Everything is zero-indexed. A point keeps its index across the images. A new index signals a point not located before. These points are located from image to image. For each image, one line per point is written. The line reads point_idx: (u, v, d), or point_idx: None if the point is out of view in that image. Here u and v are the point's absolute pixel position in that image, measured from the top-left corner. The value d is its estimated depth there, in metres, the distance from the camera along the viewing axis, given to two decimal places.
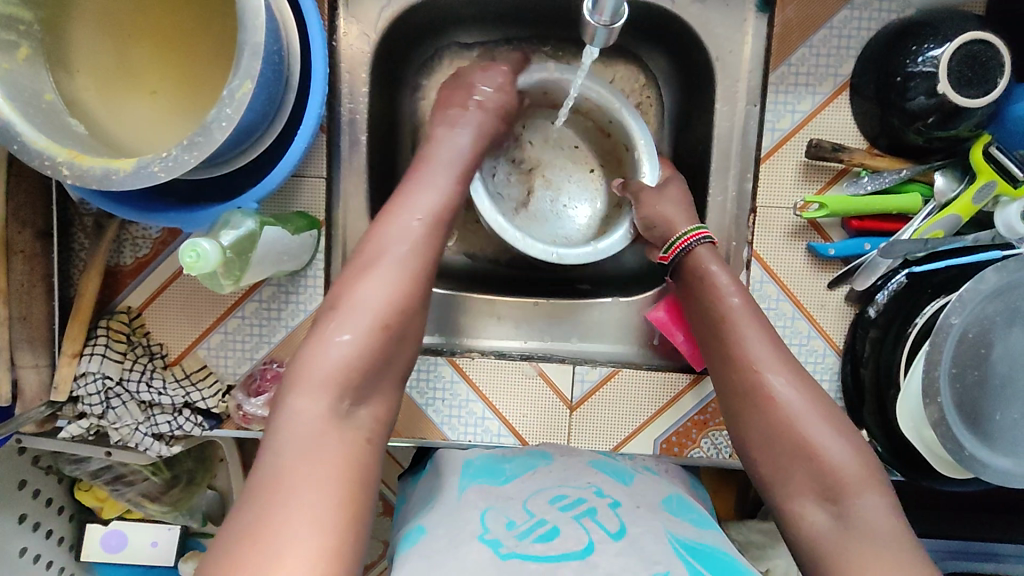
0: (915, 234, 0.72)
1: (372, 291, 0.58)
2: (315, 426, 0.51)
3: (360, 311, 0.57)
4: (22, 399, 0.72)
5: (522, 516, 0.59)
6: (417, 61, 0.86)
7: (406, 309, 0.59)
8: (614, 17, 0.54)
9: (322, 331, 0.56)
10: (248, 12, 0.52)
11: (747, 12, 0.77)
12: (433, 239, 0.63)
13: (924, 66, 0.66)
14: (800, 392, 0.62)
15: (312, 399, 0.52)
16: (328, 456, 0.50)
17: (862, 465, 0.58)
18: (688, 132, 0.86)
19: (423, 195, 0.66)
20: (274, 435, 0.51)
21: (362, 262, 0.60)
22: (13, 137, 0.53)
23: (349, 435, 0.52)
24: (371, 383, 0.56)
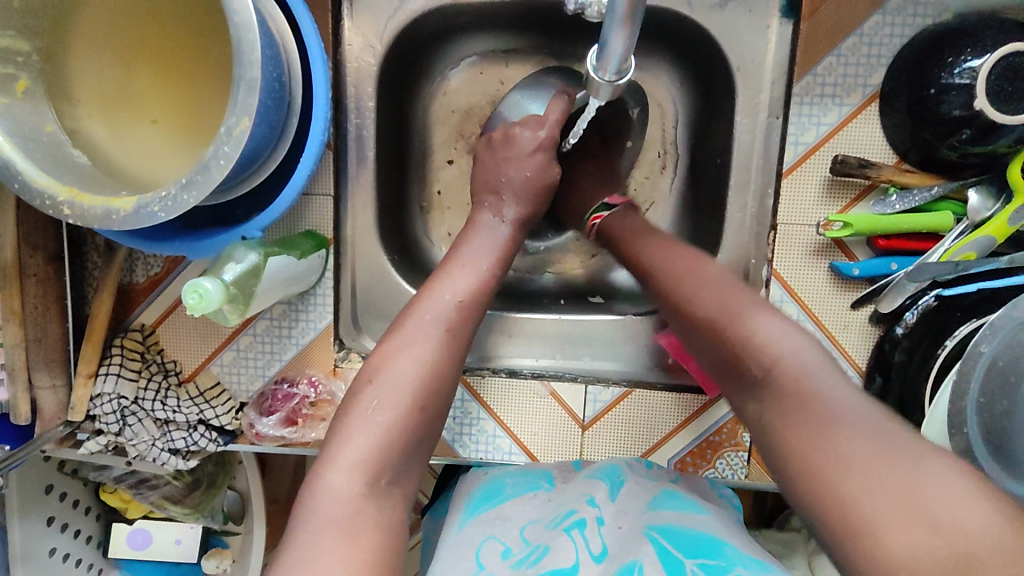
0: (945, 255, 0.69)
1: (408, 368, 0.57)
2: (347, 506, 0.51)
3: (395, 388, 0.56)
4: (41, 418, 0.73)
5: (519, 544, 0.61)
6: (426, 72, 0.84)
7: (445, 377, 0.59)
8: (619, 74, 0.52)
9: (357, 410, 0.55)
10: (243, 47, 0.50)
11: (771, 18, 0.73)
12: (470, 319, 0.63)
13: (960, 78, 0.62)
14: (721, 282, 0.61)
15: (348, 477, 0.52)
16: (369, 541, 0.50)
17: (789, 335, 0.53)
18: (706, 141, 0.83)
19: (461, 275, 0.65)
20: (308, 514, 0.51)
21: (399, 339, 0.59)
22: (14, 176, 0.53)
23: (385, 516, 0.52)
24: (405, 465, 0.55)
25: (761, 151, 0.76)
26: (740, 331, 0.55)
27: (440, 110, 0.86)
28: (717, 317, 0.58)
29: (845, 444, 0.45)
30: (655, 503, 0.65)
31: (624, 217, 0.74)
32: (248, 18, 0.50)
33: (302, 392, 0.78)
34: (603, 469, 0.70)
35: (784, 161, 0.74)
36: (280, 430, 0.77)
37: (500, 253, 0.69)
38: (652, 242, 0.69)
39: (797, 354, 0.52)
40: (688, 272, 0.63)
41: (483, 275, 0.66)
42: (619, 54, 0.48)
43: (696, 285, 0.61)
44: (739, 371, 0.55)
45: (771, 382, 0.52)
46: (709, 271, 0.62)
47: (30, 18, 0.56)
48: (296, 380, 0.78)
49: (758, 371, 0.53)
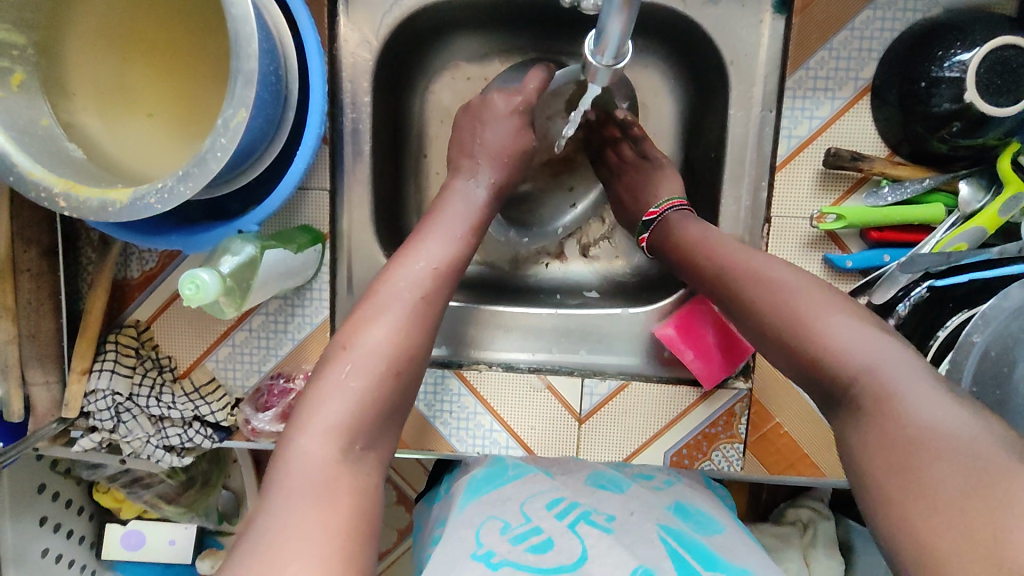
0: (936, 246, 0.69)
1: (381, 336, 0.57)
2: (322, 470, 0.50)
3: (368, 356, 0.56)
4: (34, 415, 0.72)
5: (518, 520, 0.61)
6: (421, 67, 0.84)
7: (417, 344, 0.59)
8: (616, 58, 0.51)
9: (329, 375, 0.55)
10: (240, 39, 0.50)
11: (764, 13, 0.74)
12: (445, 286, 0.63)
13: (951, 71, 0.63)
14: (857, 327, 0.52)
15: (321, 443, 0.51)
16: (341, 502, 0.49)
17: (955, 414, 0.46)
18: (700, 136, 0.83)
19: (436, 241, 0.65)
20: (283, 478, 0.50)
21: (373, 305, 0.59)
22: (10, 168, 0.52)
23: (359, 480, 0.51)
24: (378, 430, 0.55)
25: (755, 145, 0.76)
26: (893, 382, 0.48)
27: (434, 105, 0.86)
28: (787, 326, 0.55)
29: (899, 423, 0.47)
30: (663, 508, 0.65)
31: (676, 224, 0.71)
32: (246, 10, 0.50)
33: (298, 387, 0.78)
34: (601, 476, 0.71)
35: (777, 154, 0.74)
36: (276, 425, 0.77)
37: (475, 221, 0.69)
38: (731, 250, 0.63)
39: (886, 362, 0.50)
40: (817, 313, 0.54)
41: (458, 244, 0.66)
42: (618, 36, 0.48)
43: (755, 288, 0.59)
44: (816, 379, 0.53)
45: (854, 391, 0.50)
46: (773, 263, 0.60)
47: (26, 11, 0.56)
48: (293, 375, 0.78)
49: (837, 382, 0.51)
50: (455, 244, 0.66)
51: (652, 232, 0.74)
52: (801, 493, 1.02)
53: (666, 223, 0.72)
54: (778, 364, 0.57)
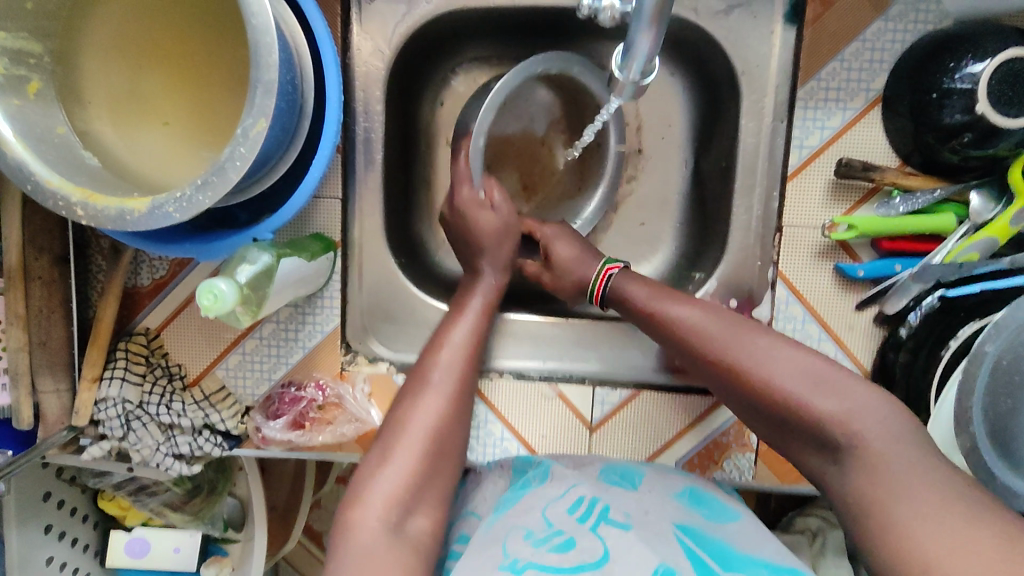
0: (947, 257, 0.70)
1: (420, 416, 0.63)
2: (373, 538, 0.54)
3: (409, 434, 0.61)
4: (44, 423, 0.72)
5: (542, 525, 0.59)
6: (432, 75, 0.84)
7: (449, 425, 0.64)
8: (642, 75, 0.53)
9: (375, 456, 0.60)
10: (260, 49, 0.50)
11: (775, 23, 0.74)
12: (469, 374, 0.69)
13: (961, 82, 0.63)
14: (779, 354, 0.57)
15: (371, 514, 0.55)
16: (394, 563, 0.52)
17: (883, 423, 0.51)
18: (711, 145, 0.84)
19: (460, 325, 0.71)
20: (339, 550, 0.53)
21: (408, 393, 0.65)
22: (27, 176, 0.52)
23: (408, 544, 0.55)
24: (422, 497, 0.59)
25: (766, 155, 0.77)
26: (822, 408, 0.53)
27: (445, 114, 0.87)
28: (786, 387, 0.55)
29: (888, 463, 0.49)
30: (673, 498, 0.65)
31: (626, 284, 0.71)
32: (266, 21, 0.50)
33: (309, 395, 0.77)
34: (617, 469, 0.70)
35: (788, 164, 0.75)
36: (287, 434, 0.76)
37: (491, 296, 0.75)
38: (679, 307, 0.65)
39: (880, 420, 0.51)
40: (737, 341, 0.59)
41: (479, 317, 0.72)
42: (645, 53, 0.50)
43: (745, 348, 0.58)
44: (816, 438, 0.53)
45: (853, 449, 0.51)
46: (755, 330, 0.60)
47: (43, 19, 0.56)
48: (303, 383, 0.78)
49: (839, 439, 0.52)
50: (480, 316, 0.72)
51: (600, 296, 0.73)
52: (809, 500, 1.03)
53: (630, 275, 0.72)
54: (770, 423, 0.57)
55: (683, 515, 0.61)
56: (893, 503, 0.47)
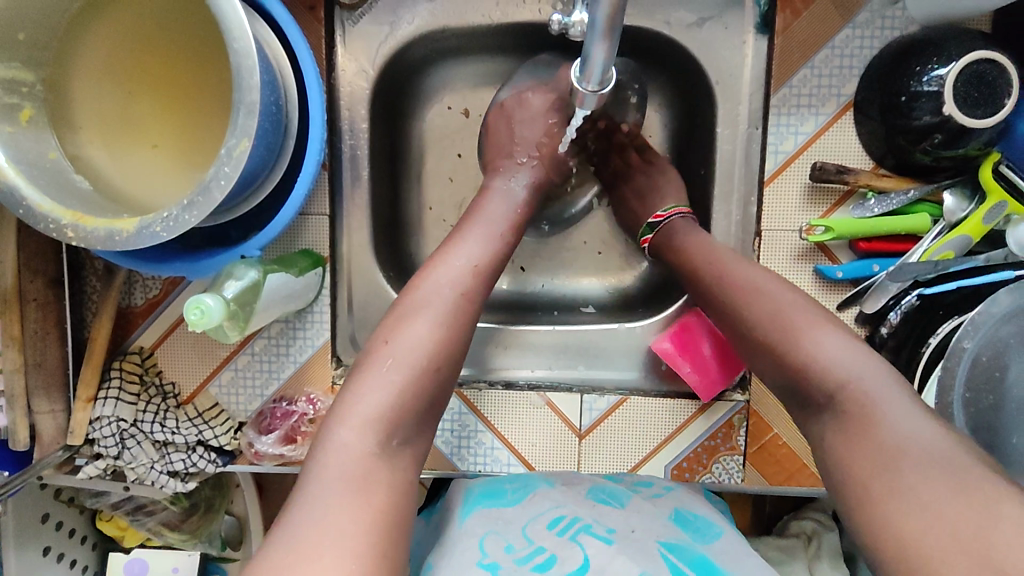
0: (925, 255, 0.71)
1: (422, 333, 0.58)
2: (357, 465, 0.51)
3: (409, 349, 0.57)
4: (40, 443, 0.73)
5: (522, 541, 0.61)
6: (417, 93, 0.86)
7: (453, 349, 0.59)
8: (601, 84, 0.54)
9: (373, 365, 0.56)
10: (242, 72, 0.52)
11: (747, 33, 0.77)
12: (483, 287, 0.63)
13: (929, 85, 0.65)
14: (807, 311, 0.58)
15: (359, 436, 0.52)
16: (378, 496, 0.51)
17: (889, 386, 0.52)
18: (690, 153, 0.85)
19: (475, 240, 0.65)
20: (319, 468, 0.52)
21: (412, 302, 0.60)
22: (19, 201, 0.54)
23: (394, 476, 0.53)
24: (416, 425, 0.56)
25: (742, 161, 0.78)
26: (832, 362, 0.54)
27: (430, 130, 0.88)
28: (772, 333, 0.58)
29: (881, 441, 0.50)
30: (664, 519, 0.65)
31: (680, 231, 0.73)
32: (247, 44, 0.52)
33: (301, 409, 0.78)
34: (604, 489, 0.70)
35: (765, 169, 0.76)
36: (280, 448, 0.77)
37: (512, 223, 0.70)
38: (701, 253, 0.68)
39: (862, 372, 0.53)
40: (770, 290, 0.61)
41: (500, 237, 0.67)
42: (601, 65, 0.51)
43: (772, 295, 0.60)
44: (803, 392, 0.56)
45: (835, 406, 0.53)
46: (762, 271, 0.63)
47: (34, 49, 0.58)
48: (294, 398, 0.79)
49: (821, 396, 0.54)
50: (503, 236, 0.68)
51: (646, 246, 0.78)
52: (804, 503, 1.02)
53: (670, 228, 0.74)
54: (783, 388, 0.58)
55: (669, 533, 0.63)
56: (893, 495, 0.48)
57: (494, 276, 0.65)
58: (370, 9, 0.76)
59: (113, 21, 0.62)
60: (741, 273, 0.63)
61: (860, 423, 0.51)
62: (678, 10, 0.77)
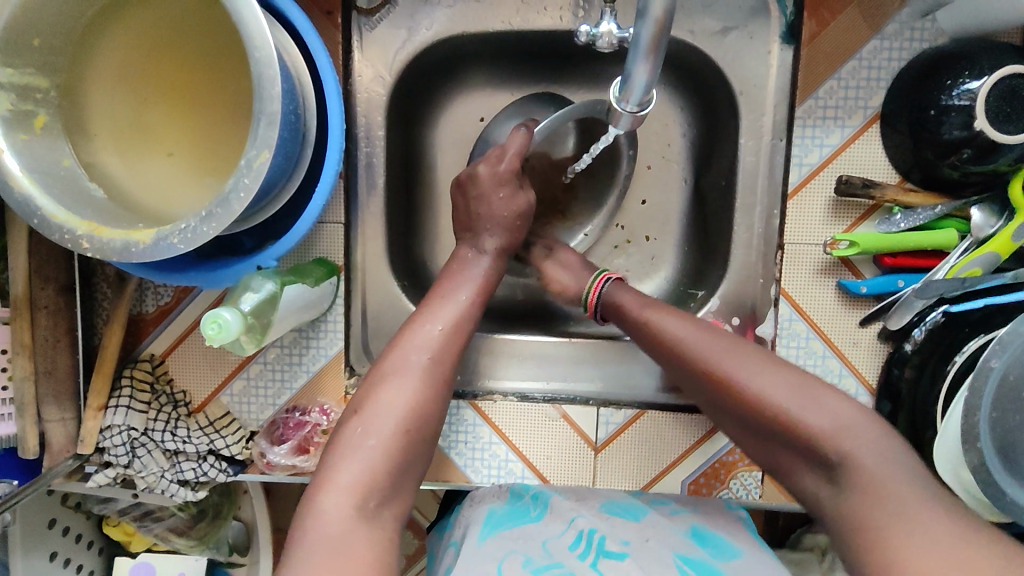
0: (951, 271, 0.69)
1: (397, 397, 0.59)
2: (338, 528, 0.52)
3: (383, 414, 0.58)
4: (49, 452, 0.72)
5: (541, 555, 0.64)
6: (434, 99, 0.85)
7: (424, 411, 0.60)
8: (641, 106, 0.53)
9: (345, 437, 0.57)
10: (263, 82, 0.51)
11: (772, 43, 0.75)
12: (452, 350, 0.64)
13: (959, 99, 0.64)
14: (779, 376, 0.59)
15: (337, 502, 0.53)
16: (358, 556, 0.51)
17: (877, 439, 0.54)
18: (711, 164, 0.84)
19: (447, 306, 0.67)
20: (301, 537, 0.52)
21: (383, 369, 0.61)
22: (33, 211, 0.53)
23: (376, 533, 0.53)
24: (392, 487, 0.56)
25: (766, 173, 0.77)
26: (816, 424, 0.55)
27: (447, 137, 0.87)
28: (779, 410, 0.57)
29: (890, 515, 0.51)
30: (677, 534, 0.67)
31: (616, 294, 0.73)
32: (269, 54, 0.50)
33: (314, 420, 0.77)
34: (620, 503, 0.72)
35: (789, 182, 0.75)
36: (292, 459, 0.76)
37: (482, 284, 0.71)
38: (670, 320, 0.66)
39: (869, 444, 0.54)
40: (729, 358, 0.61)
41: (469, 301, 0.68)
42: (642, 84, 0.50)
43: (738, 366, 0.60)
44: (808, 456, 0.56)
45: (847, 469, 0.54)
46: (748, 346, 0.62)
47: (50, 55, 0.57)
48: (308, 409, 0.78)
49: (833, 458, 0.54)
50: (475, 297, 0.69)
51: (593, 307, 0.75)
52: (819, 517, 1.01)
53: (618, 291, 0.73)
54: (763, 451, 0.60)
55: (686, 547, 0.65)
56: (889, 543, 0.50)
57: (464, 341, 0.66)
58: (389, 15, 0.75)
59: (130, 26, 0.61)
60: (733, 342, 0.62)
61: (873, 484, 0.52)
62: (701, 19, 0.76)
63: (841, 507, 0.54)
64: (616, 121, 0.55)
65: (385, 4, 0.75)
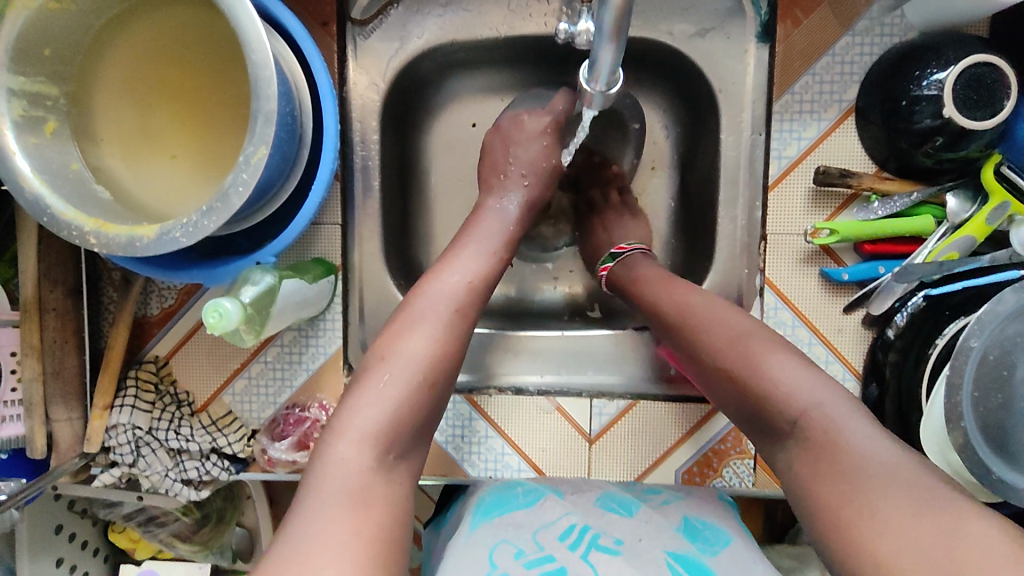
0: (930, 256, 0.72)
1: (418, 345, 0.59)
2: (357, 478, 0.52)
3: (406, 363, 0.58)
4: (57, 452, 0.74)
5: (532, 547, 0.64)
6: (427, 106, 0.88)
7: (446, 364, 0.60)
8: (609, 85, 0.55)
9: (367, 381, 0.57)
10: (260, 82, 0.54)
11: (749, 43, 0.78)
12: (475, 300, 0.65)
13: (929, 89, 0.66)
14: (744, 331, 0.60)
15: (358, 450, 0.53)
16: (377, 509, 0.52)
17: (820, 393, 0.54)
18: (695, 161, 0.87)
19: (468, 259, 0.68)
20: (317, 481, 0.52)
21: (409, 317, 0.61)
22: (44, 210, 0.56)
23: (392, 489, 0.54)
24: (411, 439, 0.57)
25: (747, 167, 0.80)
26: (771, 383, 0.56)
27: (440, 142, 0.90)
28: (735, 363, 0.59)
29: (840, 462, 0.51)
30: (671, 530, 0.67)
31: (638, 263, 0.76)
32: (265, 56, 0.53)
33: (313, 416, 0.79)
34: (614, 497, 0.73)
35: (769, 175, 0.77)
36: (293, 455, 0.78)
37: (503, 236, 0.73)
38: (654, 288, 0.70)
39: (821, 397, 0.54)
40: (705, 318, 0.63)
41: (490, 257, 0.69)
42: (608, 66, 0.52)
43: (711, 321, 0.62)
44: (768, 423, 0.57)
45: (800, 432, 0.54)
46: (727, 308, 0.63)
47: (59, 64, 0.60)
48: (307, 405, 0.80)
49: (787, 422, 0.55)
50: (495, 257, 0.70)
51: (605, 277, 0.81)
52: None
53: (630, 261, 0.77)
54: (733, 408, 0.61)
55: (677, 544, 0.65)
56: (851, 506, 0.49)
57: (485, 294, 0.67)
58: (381, 25, 0.79)
59: (134, 37, 0.64)
60: (704, 295, 0.66)
61: (829, 447, 0.52)
62: (680, 21, 0.79)
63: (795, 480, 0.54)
64: (588, 103, 0.59)
65: (378, 15, 0.78)
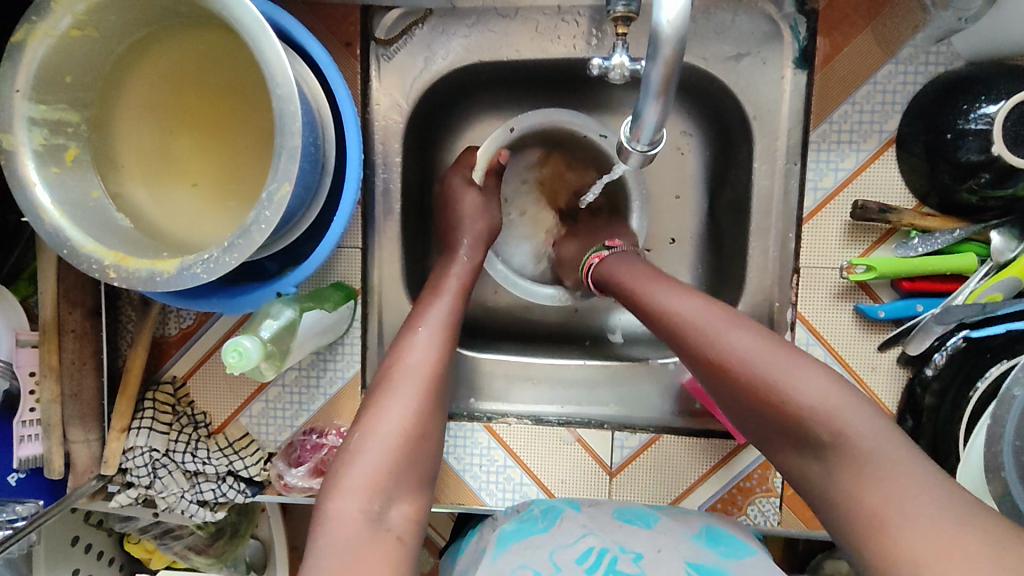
0: (970, 297, 0.69)
1: (399, 397, 0.60)
2: (353, 531, 0.52)
3: (391, 412, 0.59)
4: (74, 472, 0.74)
5: (551, 569, 0.59)
6: (450, 126, 0.87)
7: (427, 410, 0.61)
8: (650, 145, 0.56)
9: (353, 438, 0.58)
10: (284, 118, 0.52)
11: (786, 69, 0.76)
12: (446, 342, 0.66)
13: (976, 123, 0.63)
14: (759, 342, 0.56)
15: (350, 501, 0.54)
16: (374, 556, 0.51)
17: (841, 396, 0.52)
18: (725, 187, 0.84)
19: (435, 308, 0.69)
20: (316, 542, 0.52)
21: (385, 373, 0.63)
22: (63, 241, 0.55)
23: (388, 536, 0.53)
24: (403, 483, 0.57)
25: (781, 199, 0.77)
26: (805, 400, 0.53)
27: None
28: (764, 378, 0.55)
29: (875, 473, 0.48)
30: (688, 541, 0.64)
31: (616, 264, 0.73)
32: (289, 90, 0.52)
33: (331, 442, 0.78)
34: (631, 512, 0.70)
35: (804, 206, 0.75)
36: (309, 481, 0.77)
37: (461, 286, 0.73)
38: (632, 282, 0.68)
39: (858, 415, 0.51)
40: (722, 328, 0.58)
41: (454, 302, 0.70)
42: (652, 125, 0.53)
43: (727, 333, 0.57)
44: (802, 438, 0.53)
45: (837, 447, 0.51)
46: (734, 315, 0.59)
47: (81, 90, 0.59)
48: (324, 431, 0.79)
49: (824, 435, 0.52)
50: (458, 295, 0.71)
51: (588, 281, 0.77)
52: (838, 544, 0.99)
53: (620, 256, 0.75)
54: (757, 427, 0.57)
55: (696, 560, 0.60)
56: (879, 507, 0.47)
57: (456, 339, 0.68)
58: (406, 45, 0.77)
59: (156, 61, 0.63)
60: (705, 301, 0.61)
61: (861, 457, 0.50)
62: (715, 44, 0.77)
63: (834, 497, 0.51)
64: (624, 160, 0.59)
65: (403, 35, 0.77)
